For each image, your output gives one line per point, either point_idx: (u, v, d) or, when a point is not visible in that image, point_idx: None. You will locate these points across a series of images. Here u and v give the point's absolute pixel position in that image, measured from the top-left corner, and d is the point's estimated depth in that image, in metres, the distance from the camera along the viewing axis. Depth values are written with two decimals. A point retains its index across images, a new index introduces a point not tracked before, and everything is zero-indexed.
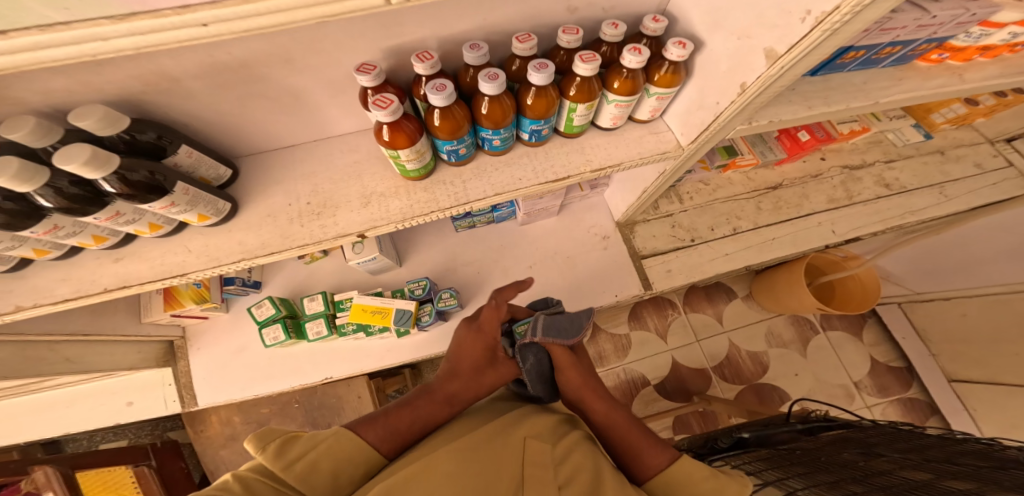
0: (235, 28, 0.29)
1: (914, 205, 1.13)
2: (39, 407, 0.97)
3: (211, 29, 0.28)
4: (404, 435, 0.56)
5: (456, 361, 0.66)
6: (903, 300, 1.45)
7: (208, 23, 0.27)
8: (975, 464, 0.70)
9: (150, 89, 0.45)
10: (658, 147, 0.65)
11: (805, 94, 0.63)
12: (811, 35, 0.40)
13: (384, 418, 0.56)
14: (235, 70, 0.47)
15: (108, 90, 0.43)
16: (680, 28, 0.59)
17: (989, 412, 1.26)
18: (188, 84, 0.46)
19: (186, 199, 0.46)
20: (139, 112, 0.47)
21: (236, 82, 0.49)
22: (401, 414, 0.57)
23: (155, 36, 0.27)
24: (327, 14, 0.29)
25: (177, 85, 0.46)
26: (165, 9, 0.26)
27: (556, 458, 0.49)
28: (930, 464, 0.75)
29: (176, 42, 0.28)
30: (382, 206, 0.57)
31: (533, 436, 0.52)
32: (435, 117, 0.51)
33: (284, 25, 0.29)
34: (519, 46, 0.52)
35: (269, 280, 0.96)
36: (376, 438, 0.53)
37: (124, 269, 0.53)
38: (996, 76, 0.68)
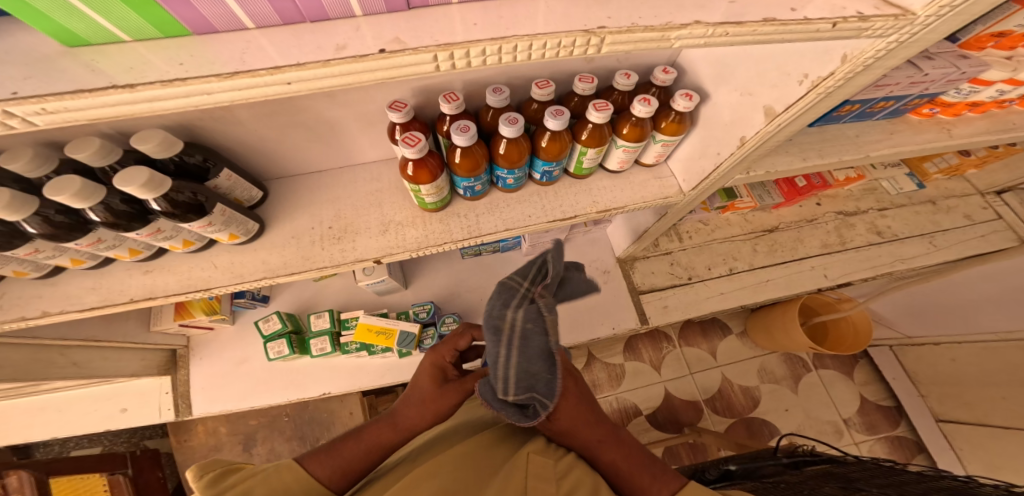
0: (313, 87, 0.30)
1: (904, 253, 1.17)
2: (30, 410, 0.97)
3: (292, 87, 0.29)
4: (354, 465, 0.51)
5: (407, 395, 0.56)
6: (895, 343, 1.47)
7: (292, 82, 0.28)
8: None
9: (204, 117, 0.49)
10: (660, 192, 0.69)
11: (801, 146, 0.68)
12: (807, 96, 0.45)
13: (331, 450, 0.52)
14: (280, 101, 0.51)
15: (168, 116, 0.47)
16: (688, 80, 0.64)
17: (975, 452, 1.26)
18: (237, 112, 0.51)
19: (222, 220, 0.49)
20: (189, 136, 0.51)
21: (278, 111, 0.53)
22: (349, 443, 0.53)
23: (248, 91, 0.29)
24: (384, 76, 0.30)
25: (227, 114, 0.50)
26: (260, 70, 0.27)
27: (559, 472, 0.46)
28: None
29: (263, 96, 0.30)
30: (400, 234, 0.61)
31: (538, 451, 0.50)
32: (456, 154, 0.55)
33: (350, 85, 0.31)
34: (538, 92, 0.56)
35: (278, 295, 0.98)
36: (320, 470, 0.50)
37: (151, 281, 0.55)
38: (982, 131, 0.73)
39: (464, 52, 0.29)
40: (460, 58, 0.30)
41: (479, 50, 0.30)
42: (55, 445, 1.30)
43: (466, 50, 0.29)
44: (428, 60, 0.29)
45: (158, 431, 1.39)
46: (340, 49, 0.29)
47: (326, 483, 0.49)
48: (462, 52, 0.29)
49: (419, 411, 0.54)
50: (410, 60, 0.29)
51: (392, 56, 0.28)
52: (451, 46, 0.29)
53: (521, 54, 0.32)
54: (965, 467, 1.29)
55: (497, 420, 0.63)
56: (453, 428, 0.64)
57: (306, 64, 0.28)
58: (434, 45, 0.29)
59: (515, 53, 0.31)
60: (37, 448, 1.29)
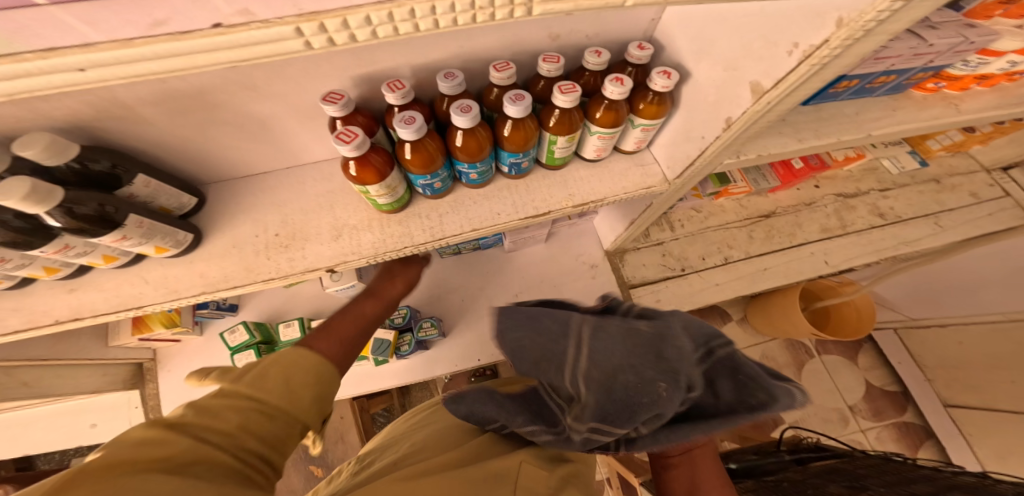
0: (120, 73, 0.24)
1: (909, 236, 1.11)
2: None
3: (91, 74, 0.24)
4: (349, 344, 0.57)
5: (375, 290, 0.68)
6: (900, 325, 1.43)
7: (86, 68, 0.23)
8: None
9: (103, 116, 0.44)
10: (643, 181, 0.63)
11: (796, 125, 0.62)
12: (797, 69, 0.39)
13: (325, 332, 0.56)
14: (192, 96, 0.46)
15: (58, 116, 0.42)
16: (666, 57, 0.58)
17: (985, 438, 1.23)
18: (142, 110, 0.45)
19: (140, 232, 0.45)
20: (92, 140, 0.46)
21: (193, 108, 0.47)
22: (340, 329, 0.58)
23: (25, 80, 0.23)
24: (232, 59, 0.25)
25: (130, 112, 0.45)
26: (25, 52, 0.22)
27: (554, 486, 0.44)
28: None
29: (51, 86, 0.24)
30: (354, 239, 0.55)
31: (530, 457, 0.48)
32: (406, 150, 0.49)
33: (185, 70, 0.25)
34: (496, 75, 0.51)
35: (246, 303, 0.93)
36: (321, 346, 0.53)
37: (77, 300, 0.50)
38: (993, 106, 0.66)
39: (338, 21, 0.25)
40: (336, 29, 0.25)
41: (361, 18, 0.25)
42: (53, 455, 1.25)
43: (340, 20, 0.25)
44: (290, 34, 0.25)
45: None
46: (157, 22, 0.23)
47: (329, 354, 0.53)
48: (335, 22, 0.25)
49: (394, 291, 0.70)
50: (265, 35, 0.24)
51: (248, 46, 0.25)
52: (317, 15, 0.24)
53: (424, 21, 0.27)
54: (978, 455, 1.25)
55: (483, 426, 0.58)
56: (440, 428, 0.59)
57: (93, 44, 0.23)
58: (293, 15, 0.24)
59: (417, 20, 0.26)
60: None
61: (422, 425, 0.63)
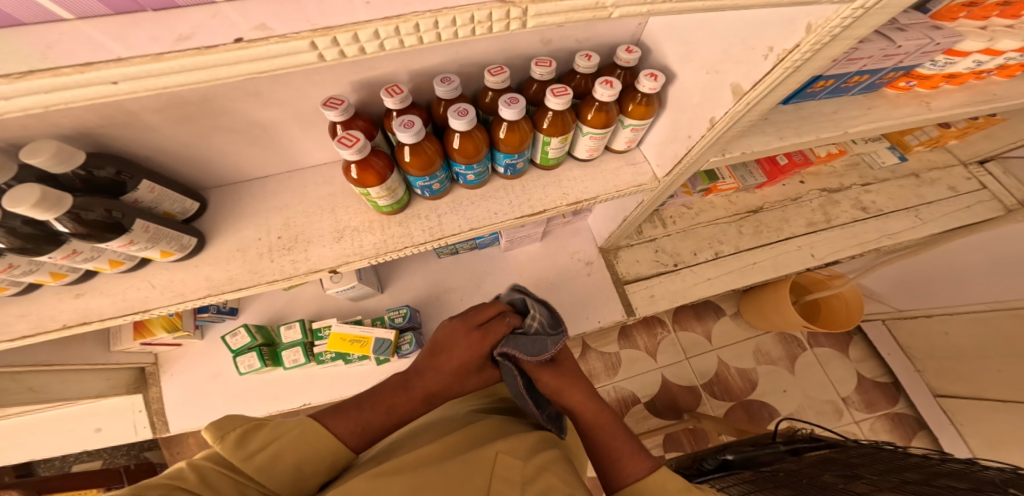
0: (147, 86, 0.26)
1: (891, 229, 1.15)
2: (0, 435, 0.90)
3: (123, 87, 0.25)
4: (377, 430, 0.52)
5: (440, 356, 0.61)
6: (886, 316, 1.47)
7: (119, 81, 0.25)
8: (951, 486, 0.71)
9: (108, 124, 0.45)
10: (635, 179, 0.66)
11: (778, 124, 0.64)
12: (773, 72, 0.41)
13: (357, 408, 0.53)
14: (195, 103, 0.47)
15: (65, 125, 0.43)
16: (653, 59, 0.60)
17: (975, 427, 1.26)
18: (146, 118, 0.46)
19: (146, 237, 0.46)
20: (97, 147, 0.47)
21: (196, 115, 0.49)
22: (376, 407, 0.54)
23: (59, 94, 0.24)
24: (254, 71, 0.27)
25: (135, 120, 0.46)
26: (64, 67, 0.23)
27: (527, 475, 0.45)
28: (908, 486, 0.75)
29: (83, 100, 0.25)
30: (355, 241, 0.57)
31: (506, 449, 0.49)
32: (405, 153, 0.51)
33: (208, 82, 0.27)
34: (491, 80, 0.53)
35: (246, 306, 0.94)
36: (344, 431, 0.50)
37: (85, 305, 0.51)
38: (962, 103, 0.70)
39: (349, 36, 0.27)
40: (347, 43, 0.27)
41: (370, 32, 0.27)
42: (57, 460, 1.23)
43: (352, 34, 0.27)
44: (305, 47, 0.27)
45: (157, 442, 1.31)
46: (182, 39, 0.25)
47: (346, 440, 0.50)
48: (346, 36, 0.27)
49: (462, 356, 0.61)
50: (281, 49, 0.26)
51: (269, 58, 0.26)
52: (329, 30, 0.26)
53: (428, 34, 0.29)
54: (966, 443, 1.29)
55: (467, 418, 0.61)
56: (431, 421, 0.63)
57: (127, 59, 0.24)
58: (308, 30, 0.26)
59: (420, 34, 0.29)
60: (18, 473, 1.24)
61: (419, 418, 0.69)
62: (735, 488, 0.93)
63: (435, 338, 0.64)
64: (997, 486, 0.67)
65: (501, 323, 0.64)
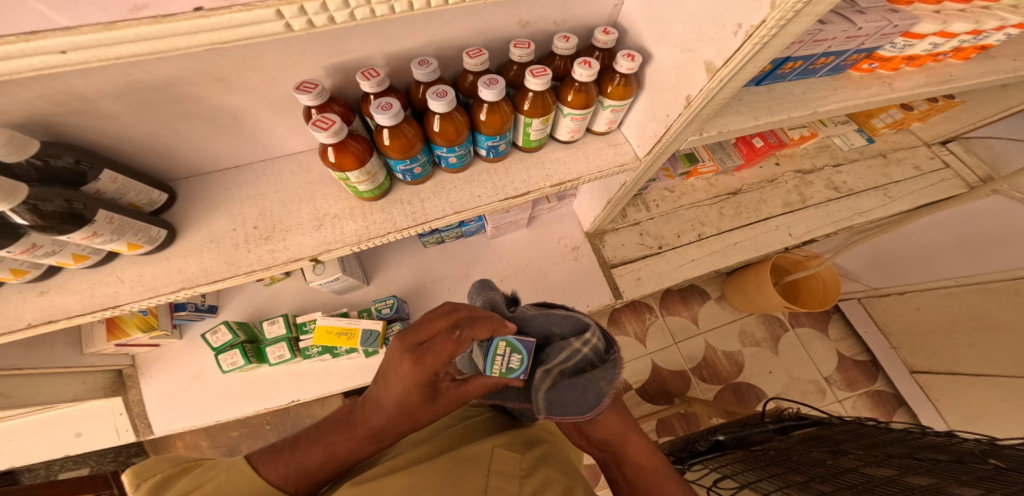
0: (101, 55, 0.26)
1: (862, 207, 1.19)
2: None
3: (73, 56, 0.25)
4: (316, 472, 0.43)
5: (384, 382, 0.47)
6: (863, 295, 1.52)
7: (68, 50, 0.24)
8: (933, 458, 0.76)
9: (61, 110, 0.42)
10: (616, 160, 0.66)
11: (751, 104, 0.65)
12: (743, 48, 0.42)
13: (293, 448, 0.44)
14: (157, 89, 0.45)
15: (12, 112, 0.40)
16: (630, 40, 0.60)
17: (950, 402, 1.32)
18: (104, 104, 0.44)
19: (111, 229, 0.44)
20: (51, 136, 0.45)
21: (157, 101, 0.46)
22: (312, 447, 0.44)
23: (3, 62, 0.24)
24: (213, 41, 0.27)
25: (92, 106, 0.44)
26: (9, 35, 0.23)
27: (524, 469, 0.46)
28: (893, 460, 0.80)
29: (31, 69, 0.25)
30: (336, 228, 0.56)
31: (503, 444, 0.49)
32: (385, 136, 0.50)
33: (160, 52, 0.27)
34: (470, 62, 0.52)
35: (226, 303, 0.91)
36: (274, 474, 0.42)
37: (49, 303, 0.49)
38: (921, 84, 0.72)
39: (316, 5, 0.27)
40: (314, 11, 0.27)
41: (338, 2, 0.27)
42: (39, 470, 1.17)
43: (318, 4, 0.27)
44: (270, 16, 0.27)
45: (144, 448, 1.29)
46: (138, 8, 0.24)
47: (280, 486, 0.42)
48: (314, 6, 0.27)
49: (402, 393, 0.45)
50: (245, 17, 0.26)
51: (233, 27, 0.26)
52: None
53: (399, 4, 0.29)
54: (945, 418, 1.34)
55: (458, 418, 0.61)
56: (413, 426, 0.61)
57: (76, 28, 0.24)
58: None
59: (392, 3, 0.29)
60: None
61: None
62: (726, 468, 0.98)
63: (381, 364, 0.48)
64: (977, 457, 0.71)
65: (451, 342, 0.48)
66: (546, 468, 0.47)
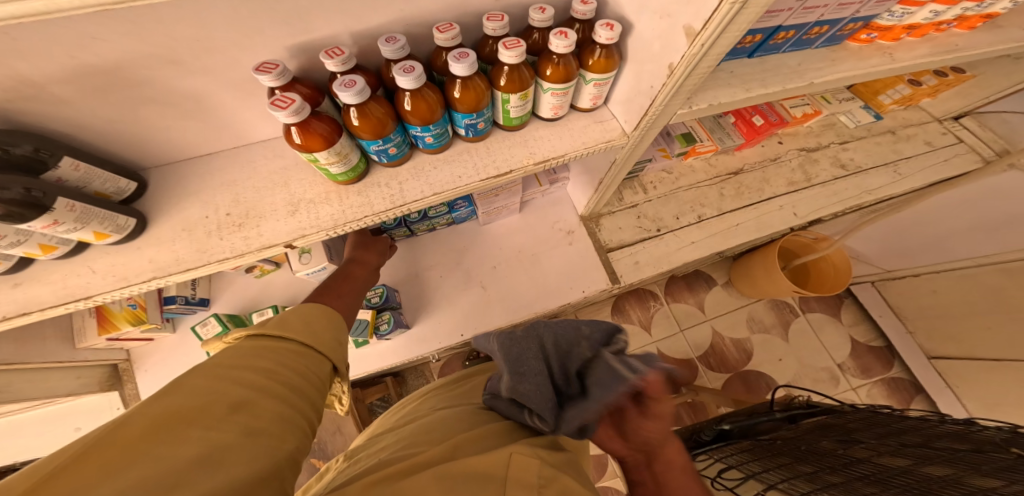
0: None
1: (871, 185, 1.13)
2: None
3: None
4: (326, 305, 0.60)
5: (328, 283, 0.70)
6: (877, 278, 1.47)
7: None
8: (951, 448, 0.72)
9: (12, 97, 0.41)
10: (603, 136, 0.63)
11: (744, 77, 0.61)
12: (719, 8, 0.38)
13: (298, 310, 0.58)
14: (111, 73, 0.43)
15: None
16: (609, 10, 0.57)
17: (970, 388, 1.27)
18: (57, 90, 0.43)
19: (73, 217, 0.43)
20: (7, 124, 0.43)
21: (114, 86, 0.45)
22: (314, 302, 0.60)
23: None
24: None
25: (45, 92, 0.42)
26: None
27: (543, 478, 0.43)
28: (907, 449, 0.77)
29: None
30: (311, 213, 0.54)
31: (523, 451, 0.47)
32: (353, 116, 0.48)
33: (53, 9, 0.27)
34: (439, 36, 0.49)
35: (217, 295, 0.90)
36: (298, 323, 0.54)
37: (22, 295, 0.48)
38: (927, 54, 0.67)
39: None
40: None
41: None
42: None
43: None
44: None
45: None
46: None
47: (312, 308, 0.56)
48: None
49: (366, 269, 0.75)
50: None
51: None
52: None
53: None
54: (964, 404, 1.29)
55: (477, 420, 0.58)
56: (429, 423, 0.59)
57: None
58: None
59: None
60: None
61: (414, 419, 0.63)
62: (732, 458, 0.95)
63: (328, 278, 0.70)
64: (997, 446, 0.67)
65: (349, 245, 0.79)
66: (568, 478, 0.45)
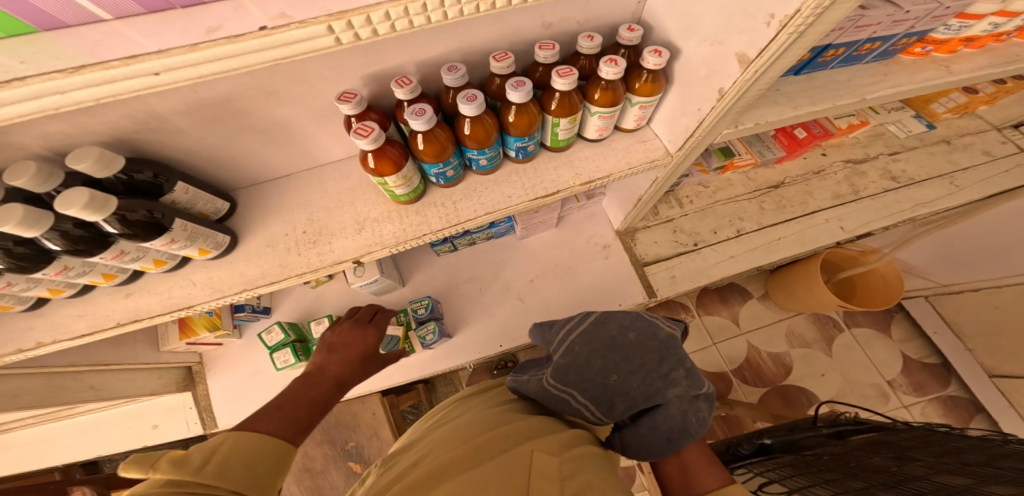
0: (186, 75, 0.29)
1: (924, 197, 1.09)
2: (81, 430, 0.98)
3: (164, 77, 0.29)
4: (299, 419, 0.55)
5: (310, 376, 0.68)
6: (931, 293, 1.39)
7: (160, 72, 0.28)
8: (1017, 468, 0.68)
9: (141, 128, 0.48)
10: (646, 156, 0.65)
11: (790, 94, 0.62)
12: (777, 38, 0.40)
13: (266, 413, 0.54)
14: (217, 105, 0.50)
15: (102, 131, 0.46)
16: (656, 35, 0.60)
17: None
18: (175, 121, 0.49)
19: (185, 235, 0.49)
20: (132, 152, 0.51)
21: (218, 117, 0.52)
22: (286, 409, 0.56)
23: (110, 86, 0.28)
24: (277, 58, 0.30)
25: (165, 123, 0.49)
26: (113, 60, 0.27)
27: (563, 472, 0.45)
28: (968, 468, 0.73)
29: (132, 91, 0.29)
30: (376, 231, 0.59)
31: (543, 448, 0.49)
32: (419, 141, 0.53)
33: (235, 70, 0.30)
34: (497, 65, 0.53)
35: (278, 305, 0.98)
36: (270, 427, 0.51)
37: (135, 303, 0.55)
38: (985, 65, 0.66)
39: (362, 18, 0.30)
40: (361, 25, 0.30)
41: (381, 13, 0.30)
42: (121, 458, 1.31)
43: (364, 17, 0.30)
44: (323, 32, 0.30)
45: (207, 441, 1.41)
46: (212, 30, 0.28)
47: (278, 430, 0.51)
48: (360, 19, 0.30)
49: (343, 368, 0.71)
50: (303, 34, 0.29)
51: (293, 44, 0.30)
52: (345, 13, 0.29)
53: (435, 13, 0.32)
54: None
55: (506, 414, 0.60)
56: (457, 423, 0.61)
57: (166, 50, 0.27)
58: (324, 16, 0.29)
59: (428, 13, 0.32)
60: (97, 466, 1.35)
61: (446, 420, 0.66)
62: (773, 472, 0.93)
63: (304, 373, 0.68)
64: None
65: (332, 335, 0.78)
66: (586, 471, 0.47)
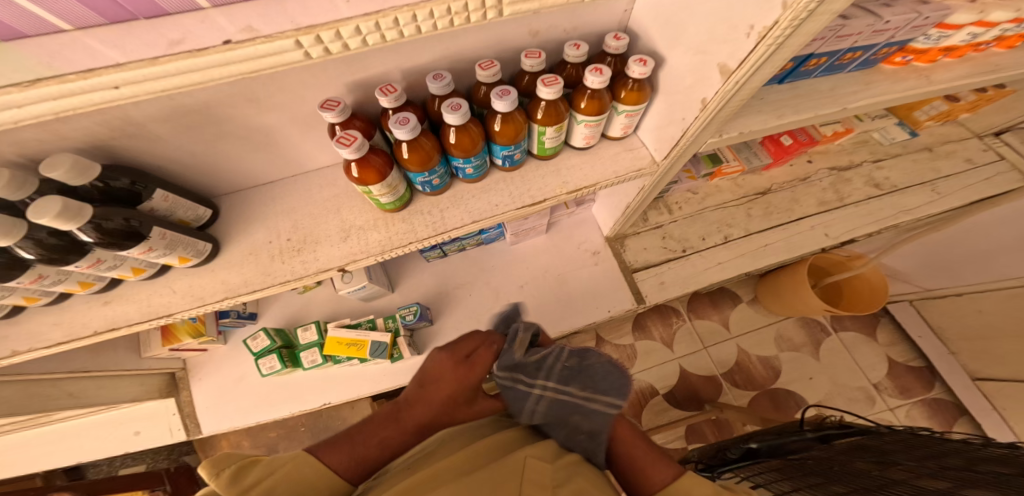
0: (146, 89, 0.29)
1: (908, 204, 1.11)
2: (56, 438, 0.95)
3: (124, 90, 0.28)
4: (371, 462, 0.50)
5: (424, 387, 0.56)
6: (914, 297, 1.41)
7: (119, 85, 0.28)
8: (994, 472, 0.69)
9: (118, 135, 0.47)
10: (633, 164, 0.66)
11: (774, 103, 0.63)
12: (756, 50, 0.41)
13: (349, 439, 0.50)
14: (198, 111, 0.49)
15: (76, 138, 0.45)
16: (641, 44, 0.60)
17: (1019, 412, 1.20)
18: (153, 128, 0.49)
19: (163, 244, 0.48)
20: (109, 158, 0.50)
21: (199, 123, 0.51)
22: (370, 441, 0.51)
23: (68, 99, 0.27)
24: (242, 71, 0.30)
25: (144, 130, 0.48)
26: (68, 74, 0.26)
27: (557, 479, 0.45)
28: (947, 471, 0.74)
29: (90, 105, 0.28)
30: (361, 239, 0.59)
31: (537, 455, 0.47)
32: (404, 150, 0.53)
33: (200, 83, 0.30)
34: (483, 73, 0.53)
35: (265, 310, 0.97)
36: (337, 461, 0.48)
37: (113, 311, 0.54)
38: (963, 76, 0.68)
39: (331, 33, 0.30)
40: (330, 39, 0.30)
41: (351, 28, 0.30)
42: (103, 465, 1.29)
43: (333, 32, 0.30)
44: (291, 46, 0.30)
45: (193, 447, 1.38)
46: (175, 43, 0.28)
47: (341, 471, 0.48)
48: (330, 34, 0.30)
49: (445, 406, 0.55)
50: (268, 48, 0.29)
51: (260, 58, 0.29)
52: (312, 28, 0.29)
53: (407, 28, 0.32)
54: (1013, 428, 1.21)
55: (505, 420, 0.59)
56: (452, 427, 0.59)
57: (125, 64, 0.27)
58: (291, 30, 0.29)
59: (400, 28, 0.32)
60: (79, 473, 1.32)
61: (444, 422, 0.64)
62: (760, 476, 0.93)
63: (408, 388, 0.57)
64: None
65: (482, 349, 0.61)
66: (580, 478, 0.46)
